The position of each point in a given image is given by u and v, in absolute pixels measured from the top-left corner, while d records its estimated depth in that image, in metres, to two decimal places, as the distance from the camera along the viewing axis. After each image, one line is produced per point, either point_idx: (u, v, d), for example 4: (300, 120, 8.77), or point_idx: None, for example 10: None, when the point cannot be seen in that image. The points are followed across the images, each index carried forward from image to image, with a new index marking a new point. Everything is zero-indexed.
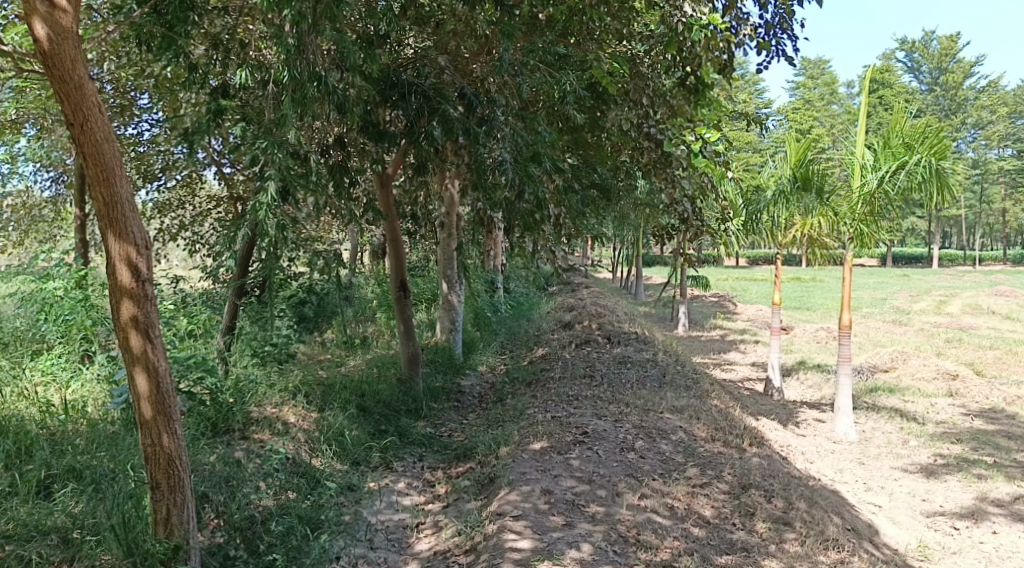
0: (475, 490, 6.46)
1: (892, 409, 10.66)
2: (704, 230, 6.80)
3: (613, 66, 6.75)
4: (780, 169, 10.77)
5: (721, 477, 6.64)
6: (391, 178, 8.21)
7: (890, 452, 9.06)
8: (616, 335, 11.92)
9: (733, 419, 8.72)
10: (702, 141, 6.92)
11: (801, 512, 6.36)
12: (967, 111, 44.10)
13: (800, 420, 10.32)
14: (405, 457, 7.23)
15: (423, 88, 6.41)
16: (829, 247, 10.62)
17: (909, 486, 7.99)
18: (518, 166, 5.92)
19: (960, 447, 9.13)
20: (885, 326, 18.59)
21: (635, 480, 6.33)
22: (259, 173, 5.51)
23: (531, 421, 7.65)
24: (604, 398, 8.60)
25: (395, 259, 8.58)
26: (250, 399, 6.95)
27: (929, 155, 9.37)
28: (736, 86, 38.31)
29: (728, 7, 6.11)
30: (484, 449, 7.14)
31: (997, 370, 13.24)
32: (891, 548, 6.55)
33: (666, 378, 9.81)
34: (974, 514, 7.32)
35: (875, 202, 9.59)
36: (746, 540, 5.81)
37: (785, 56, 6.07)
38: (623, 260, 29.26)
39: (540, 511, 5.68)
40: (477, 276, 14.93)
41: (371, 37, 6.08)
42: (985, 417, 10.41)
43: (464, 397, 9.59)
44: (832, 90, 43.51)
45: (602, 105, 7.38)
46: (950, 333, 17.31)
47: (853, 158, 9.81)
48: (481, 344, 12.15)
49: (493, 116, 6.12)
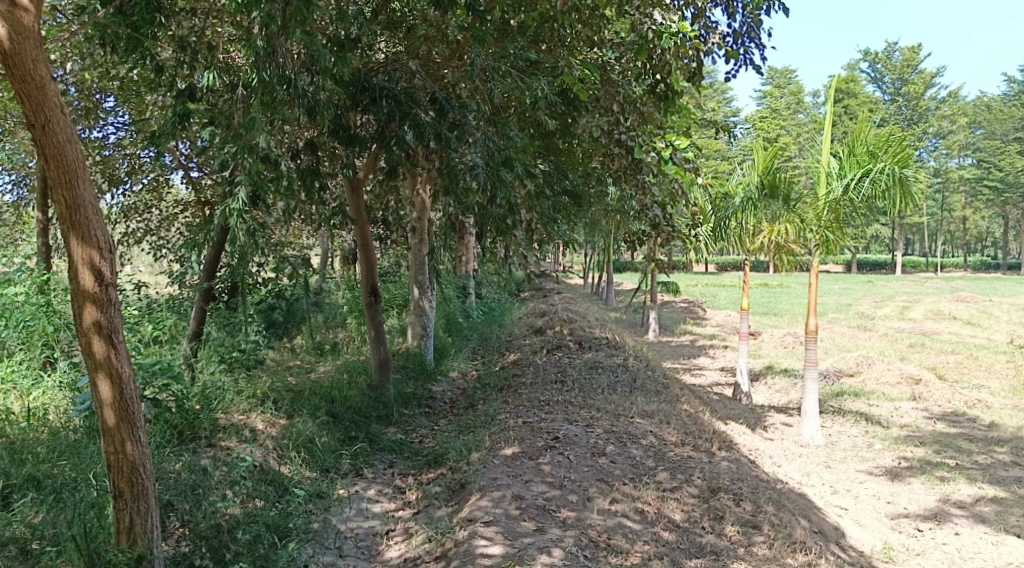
0: (446, 496, 6.41)
1: (857, 413, 10.83)
2: (675, 235, 6.97)
3: (583, 73, 6.63)
4: (747, 177, 10.85)
5: (690, 481, 6.69)
6: (361, 182, 8.13)
7: (855, 455, 9.20)
8: (587, 341, 11.98)
9: (702, 423, 8.81)
10: (671, 147, 6.60)
11: (769, 515, 6.42)
12: (929, 120, 44.98)
13: (768, 425, 10.44)
14: (376, 464, 7.20)
15: (395, 92, 6.39)
16: (796, 255, 10.64)
17: (873, 488, 8.12)
18: (489, 170, 5.94)
19: (923, 450, 9.29)
20: (850, 330, 18.97)
21: (606, 484, 6.37)
22: (229, 177, 5.49)
23: (503, 427, 7.66)
24: (575, 403, 8.61)
25: (366, 264, 8.51)
26: (218, 406, 6.89)
27: (893, 163, 9.56)
28: (705, 95, 38.86)
29: (696, 16, 6.36)
30: (455, 455, 7.12)
31: (958, 374, 13.52)
32: (857, 550, 6.63)
33: (636, 383, 9.85)
34: (937, 515, 7.44)
35: (840, 209, 9.83)
36: (715, 543, 5.85)
37: (753, 65, 6.20)
38: (593, 267, 29.49)
39: (512, 517, 5.68)
40: (448, 281, 15.01)
41: (342, 40, 6.03)
42: (947, 420, 10.60)
43: (435, 403, 9.56)
44: (798, 99, 44.02)
45: (573, 111, 7.39)
46: (914, 338, 17.67)
47: (819, 166, 10.00)
48: (453, 350, 12.16)
49: (465, 121, 6.22)
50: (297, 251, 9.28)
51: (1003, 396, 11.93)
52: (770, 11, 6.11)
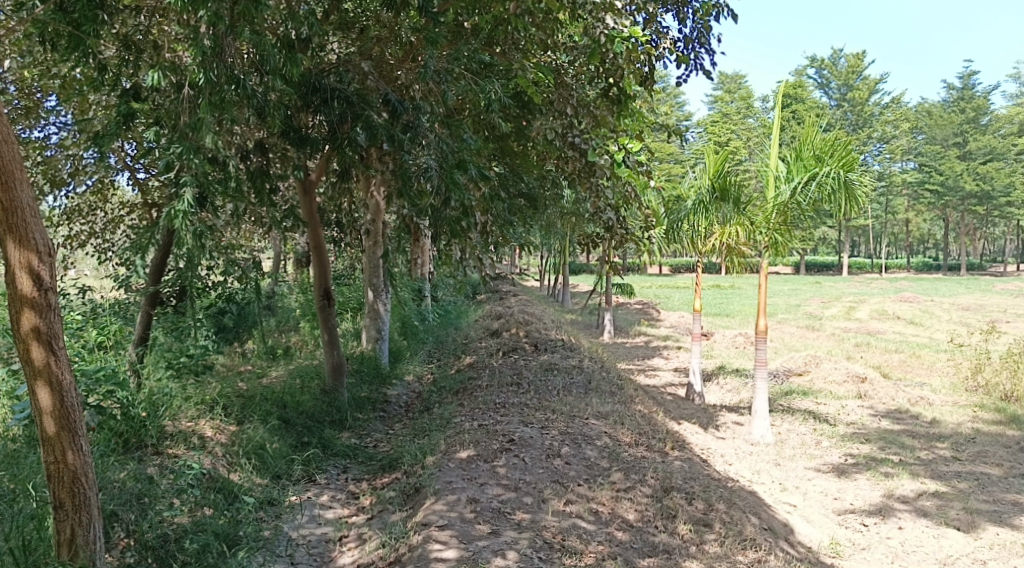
0: (400, 501, 6.37)
1: (805, 411, 11.06)
2: (628, 238, 7.14)
3: (539, 76, 6.88)
4: (699, 180, 11.00)
5: (644, 481, 6.75)
6: (314, 184, 8.03)
7: (804, 453, 9.39)
8: (543, 343, 12.02)
9: (655, 424, 8.91)
10: (623, 151, 6.88)
11: (720, 513, 6.51)
12: (874, 125, 46.15)
13: (720, 424, 10.61)
14: (329, 469, 7.12)
15: (346, 93, 6.32)
16: (746, 256, 10.79)
17: (821, 485, 8.29)
18: (442, 173, 5.93)
19: (868, 447, 9.53)
20: (799, 330, 19.36)
21: (561, 486, 6.40)
22: (175, 178, 5.39)
23: (458, 430, 7.64)
24: (531, 405, 8.62)
25: (319, 267, 8.41)
26: (165, 412, 6.73)
27: (839, 167, 9.78)
28: (658, 99, 39.25)
29: (648, 21, 6.56)
30: (409, 459, 7.08)
31: (902, 372, 13.89)
32: (805, 546, 6.76)
33: (591, 385, 9.91)
34: (881, 511, 7.62)
35: (788, 212, 10.08)
36: (668, 542, 5.91)
37: (703, 70, 6.29)
38: (549, 269, 29.64)
39: (466, 520, 5.66)
40: (403, 284, 14.93)
41: (293, 40, 5.94)
42: (892, 418, 10.88)
43: (390, 407, 9.49)
44: (748, 104, 44.80)
45: (528, 114, 7.47)
46: (859, 337, 18.10)
47: (767, 169, 10.22)
48: (408, 353, 12.09)
49: (418, 123, 6.19)
50: (248, 254, 9.14)
51: (944, 393, 12.29)
52: (719, 17, 6.21)
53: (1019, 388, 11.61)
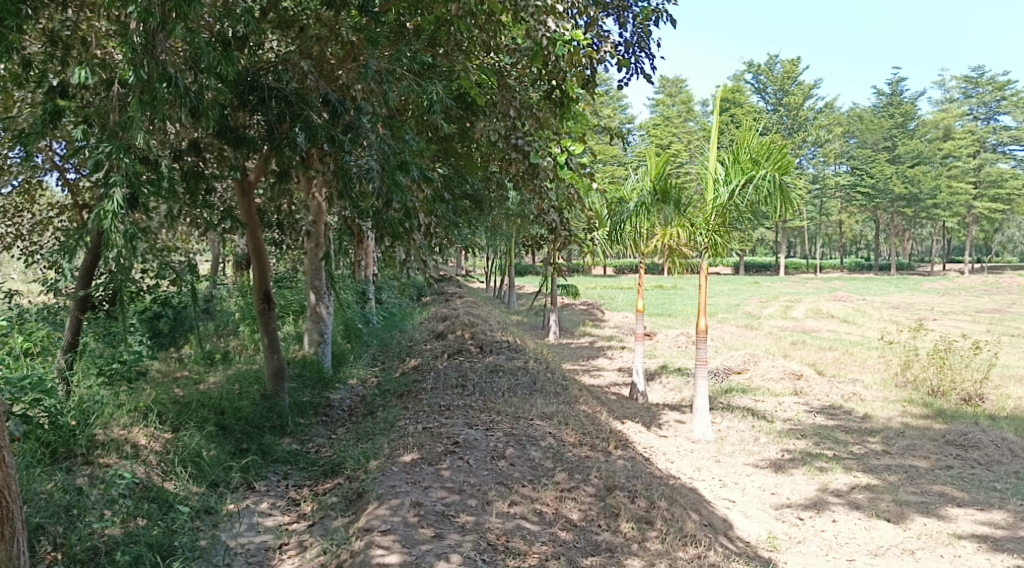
0: (342, 507, 6.29)
1: (744, 408, 11.29)
2: (571, 239, 7.21)
3: (481, 77, 6.78)
4: (642, 182, 11.12)
5: (587, 481, 6.80)
6: (252, 185, 7.87)
7: (743, 449, 9.59)
8: (488, 345, 12.02)
9: (599, 423, 8.99)
10: (567, 153, 6.88)
11: (662, 510, 6.59)
12: (808, 129, 47.43)
13: (662, 422, 10.76)
14: (269, 476, 6.99)
15: (284, 92, 6.23)
16: (688, 257, 10.81)
17: (759, 481, 8.47)
18: (384, 174, 5.87)
19: (804, 442, 9.78)
20: (738, 329, 19.77)
21: (505, 487, 6.40)
22: (105, 179, 5.23)
23: (402, 433, 7.59)
24: (476, 407, 8.61)
25: (259, 269, 8.25)
26: (96, 421, 6.51)
27: (774, 170, 10.08)
28: (600, 103, 39.64)
29: (589, 25, 6.61)
30: (352, 464, 7.00)
31: (836, 369, 14.30)
32: (743, 541, 6.89)
33: (536, 385, 9.95)
34: (816, 504, 7.83)
35: (727, 213, 10.29)
36: (610, 541, 5.96)
37: (644, 74, 6.39)
38: (495, 271, 29.68)
39: (409, 524, 5.62)
40: (346, 286, 14.76)
41: (229, 39, 5.83)
42: (826, 413, 11.19)
43: (333, 411, 9.36)
44: (689, 108, 45.60)
45: (471, 116, 7.34)
46: (795, 336, 18.58)
47: (706, 172, 10.37)
48: (351, 356, 11.95)
49: (359, 124, 6.11)
50: (185, 256, 8.93)
51: (875, 389, 12.69)
52: (659, 22, 6.28)
53: (945, 382, 12.06)
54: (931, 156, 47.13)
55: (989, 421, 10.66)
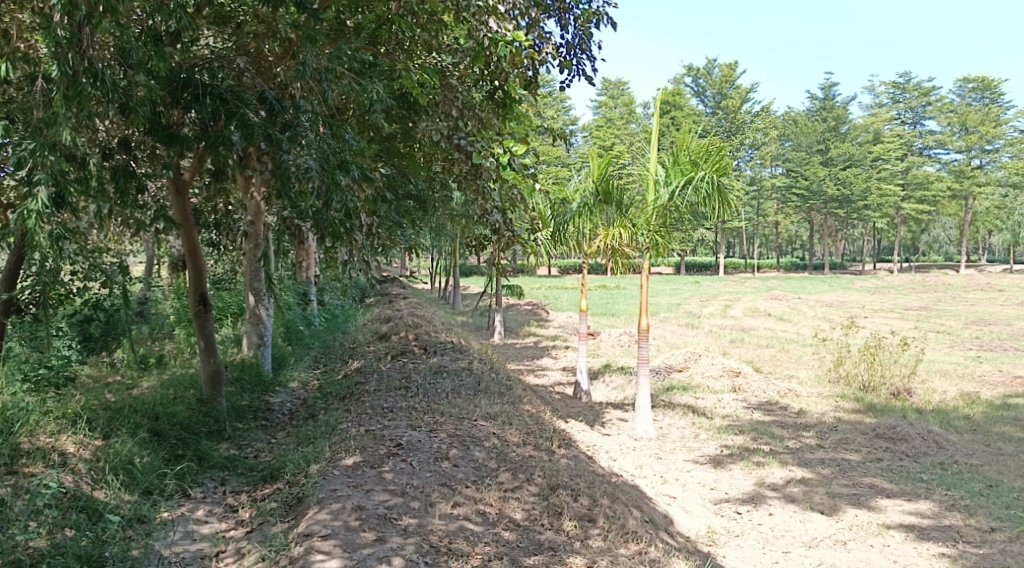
0: (282, 512, 6.19)
1: (685, 406, 11.48)
2: (515, 240, 7.04)
3: (423, 77, 6.76)
4: (584, 183, 11.24)
5: (531, 480, 6.82)
6: (188, 186, 7.61)
7: (683, 446, 9.75)
8: (432, 346, 11.96)
9: (543, 423, 9.03)
10: (510, 153, 6.72)
11: (605, 508, 6.65)
12: (746, 132, 48.49)
13: (605, 421, 10.86)
14: (205, 483, 6.83)
15: (219, 89, 6.07)
16: (630, 258, 10.89)
17: (699, 476, 8.63)
18: (323, 173, 5.78)
19: (742, 438, 9.99)
20: (680, 328, 20.09)
21: (449, 488, 6.38)
22: (28, 177, 5.02)
23: (344, 436, 7.50)
24: (419, 408, 8.56)
25: (194, 271, 8.03)
26: (20, 429, 6.30)
27: (712, 172, 10.27)
28: (545, 103, 39.81)
29: (530, 26, 6.67)
30: (292, 469, 6.89)
31: (773, 366, 14.64)
32: (684, 536, 7.00)
33: (480, 386, 9.94)
34: (753, 499, 7.99)
35: (667, 214, 10.42)
36: (553, 539, 5.99)
37: (585, 76, 6.45)
38: (440, 272, 29.56)
39: (350, 529, 5.56)
40: (286, 288, 14.52)
41: (160, 34, 5.68)
42: (763, 409, 11.45)
43: (273, 415, 9.20)
44: (631, 110, 46.15)
45: (413, 116, 7.37)
46: (733, 334, 18.97)
47: (647, 172, 10.56)
48: (292, 359, 11.76)
49: (297, 122, 6.00)
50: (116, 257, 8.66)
51: (810, 385, 13.04)
52: (599, 25, 6.35)
53: (875, 378, 12.46)
54: (862, 158, 48.65)
55: (916, 414, 11.05)
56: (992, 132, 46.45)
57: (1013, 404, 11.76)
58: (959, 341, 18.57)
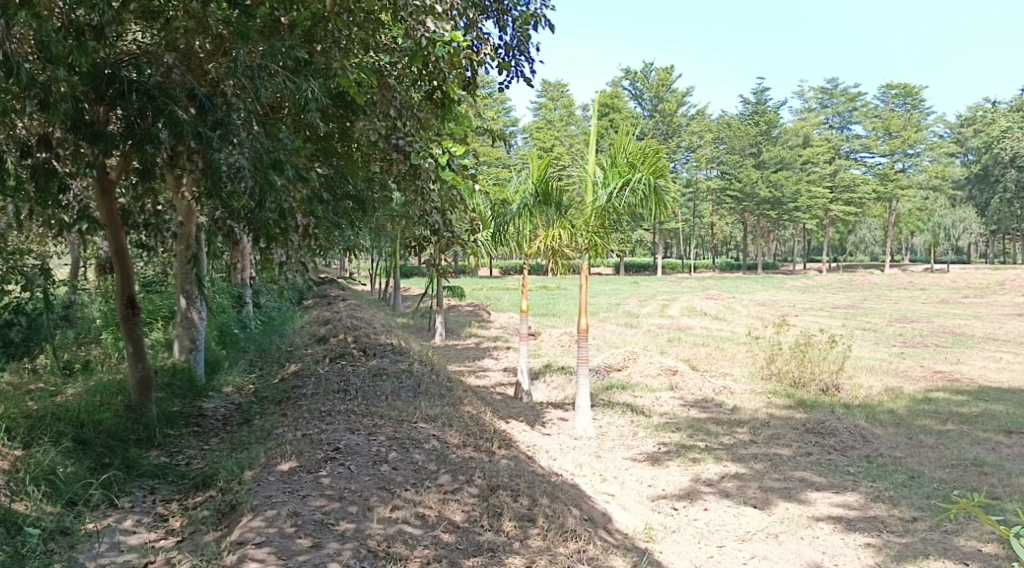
0: (214, 520, 6.04)
1: (624, 404, 11.61)
2: (455, 241, 7.10)
3: (360, 77, 6.49)
4: (524, 184, 11.25)
5: (471, 482, 6.80)
6: (114, 185, 7.36)
7: (622, 444, 9.86)
8: (371, 348, 11.83)
9: (483, 424, 9.01)
10: (449, 154, 6.83)
11: (544, 507, 6.67)
12: (683, 135, 49.37)
13: (545, 421, 10.91)
14: (134, 492, 6.62)
15: (146, 86, 5.82)
16: (570, 259, 10.99)
17: (637, 474, 8.73)
18: (256, 173, 5.70)
19: (679, 435, 10.16)
20: (618, 328, 20.31)
21: (387, 492, 6.31)
22: None
23: (279, 441, 7.36)
24: (358, 412, 8.45)
25: (121, 273, 7.75)
26: None
27: (649, 173, 10.42)
28: (485, 104, 39.80)
29: (469, 27, 6.66)
30: (225, 476, 6.73)
31: (709, 364, 14.93)
32: (622, 533, 7.08)
33: (420, 388, 9.88)
34: (690, 494, 8.13)
35: (606, 216, 10.52)
36: (493, 540, 5.98)
37: (524, 77, 6.46)
38: (380, 273, 29.28)
39: (286, 536, 5.46)
40: (220, 291, 14.18)
41: (83, 27, 5.49)
42: (699, 407, 11.66)
43: (206, 421, 8.98)
44: (571, 112, 46.48)
45: (350, 115, 7.28)
46: (671, 333, 19.27)
47: (585, 174, 10.61)
48: (226, 363, 11.50)
49: (228, 120, 5.82)
50: (38, 258, 8.34)
51: (744, 382, 13.34)
52: (537, 27, 6.37)
53: (805, 374, 12.81)
54: (793, 161, 50.06)
55: (844, 409, 11.39)
56: (914, 137, 48.33)
57: (934, 398, 12.24)
58: (884, 337, 19.25)
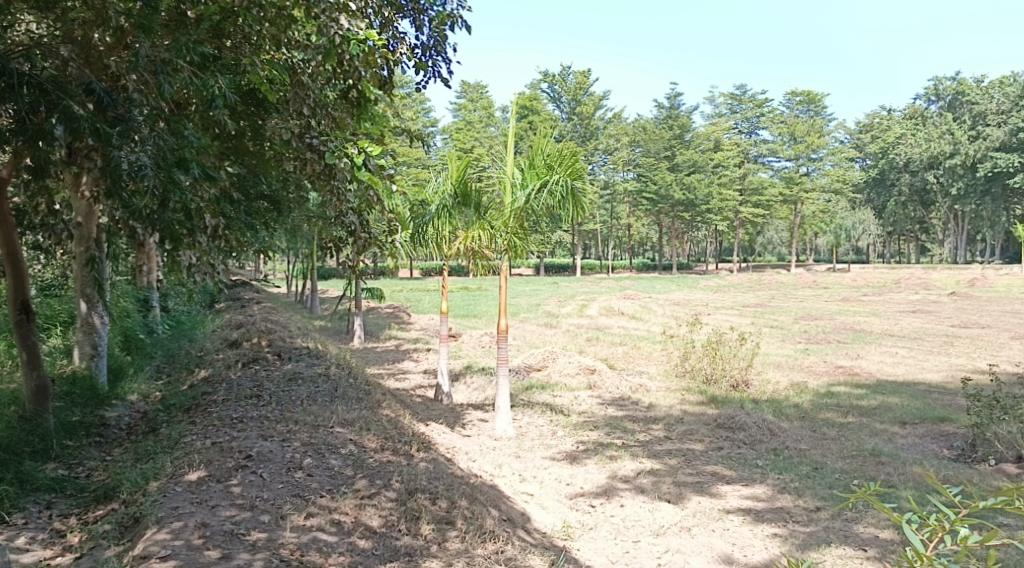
0: (116, 534, 5.79)
1: (543, 404, 11.68)
2: (372, 243, 7.03)
3: (271, 73, 6.31)
4: (443, 185, 11.20)
5: (388, 486, 6.71)
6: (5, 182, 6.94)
7: (541, 443, 9.91)
8: (286, 352, 11.56)
9: (401, 427, 8.91)
10: (364, 155, 6.70)
11: (463, 509, 6.64)
12: (600, 138, 50.13)
13: (465, 422, 10.88)
14: (28, 507, 6.28)
15: (40, 79, 5.53)
16: (490, 259, 10.99)
17: (556, 473, 8.80)
18: (159, 171, 5.51)
19: (597, 433, 10.29)
20: (538, 328, 20.46)
21: (301, 499, 6.17)
22: None
23: (187, 450, 7.10)
24: (271, 417, 8.23)
25: (14, 276, 7.35)
26: None
27: (566, 176, 10.50)
28: (404, 103, 39.48)
29: (385, 26, 6.61)
30: (129, 487, 6.46)
31: (626, 362, 15.19)
32: (540, 532, 7.11)
33: (337, 392, 9.70)
34: (607, 491, 8.24)
35: (524, 217, 10.61)
36: (410, 545, 5.91)
37: (441, 78, 6.43)
38: (296, 275, 28.66)
39: (193, 548, 5.28)
40: (125, 294, 13.61)
41: None
42: (617, 405, 11.84)
43: (109, 431, 8.60)
44: (490, 114, 46.57)
45: (262, 112, 7.13)
46: (589, 332, 19.52)
47: (504, 175, 10.65)
48: (131, 370, 11.04)
49: (129, 116, 5.59)
50: None
51: (659, 380, 13.62)
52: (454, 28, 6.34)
53: (717, 371, 13.18)
54: (705, 164, 51.49)
55: (753, 404, 11.77)
56: (818, 142, 50.38)
57: (836, 392, 12.78)
58: (790, 334, 20.01)
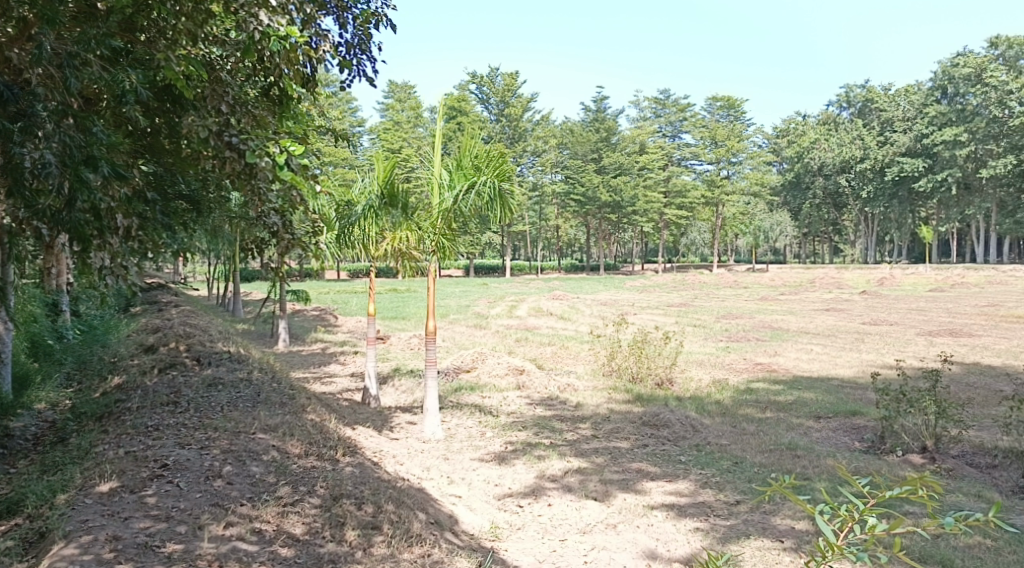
0: (21, 551, 5.52)
1: (471, 405, 11.66)
2: (295, 243, 6.83)
3: (188, 69, 6.06)
4: (369, 186, 11.10)
5: (312, 492, 6.57)
6: None
7: (469, 445, 9.88)
8: (206, 356, 11.22)
9: (326, 432, 8.75)
10: (286, 153, 6.41)
11: (389, 513, 6.55)
12: (528, 140, 50.39)
13: (393, 425, 10.77)
14: None
15: None
16: (417, 261, 11.00)
17: (484, 474, 8.78)
18: (66, 168, 5.23)
19: (525, 433, 10.31)
20: (467, 329, 20.42)
21: (220, 508, 5.99)
22: None
23: (99, 460, 6.82)
24: (190, 425, 7.98)
25: None
26: None
27: (494, 176, 10.47)
28: (329, 103, 38.88)
29: (307, 22, 6.43)
30: (35, 501, 6.17)
31: (554, 362, 15.29)
32: (468, 534, 7.09)
33: (259, 397, 9.46)
34: (534, 491, 8.27)
35: (452, 219, 10.52)
36: (334, 552, 5.81)
37: (366, 77, 6.32)
38: (217, 277, 27.89)
39: (103, 562, 5.07)
40: (33, 299, 12.99)
41: None
42: (545, 405, 11.90)
43: (14, 442, 8.20)
44: (418, 114, 46.26)
45: (178, 110, 6.73)
46: (518, 333, 19.58)
47: (431, 176, 10.58)
48: (39, 378, 10.55)
49: (32, 112, 5.31)
50: None
51: (586, 379, 13.76)
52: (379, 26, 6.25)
53: (642, 369, 13.38)
54: (631, 167, 52.31)
55: (677, 402, 12.00)
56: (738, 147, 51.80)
57: (756, 388, 13.15)
58: (713, 333, 20.49)
